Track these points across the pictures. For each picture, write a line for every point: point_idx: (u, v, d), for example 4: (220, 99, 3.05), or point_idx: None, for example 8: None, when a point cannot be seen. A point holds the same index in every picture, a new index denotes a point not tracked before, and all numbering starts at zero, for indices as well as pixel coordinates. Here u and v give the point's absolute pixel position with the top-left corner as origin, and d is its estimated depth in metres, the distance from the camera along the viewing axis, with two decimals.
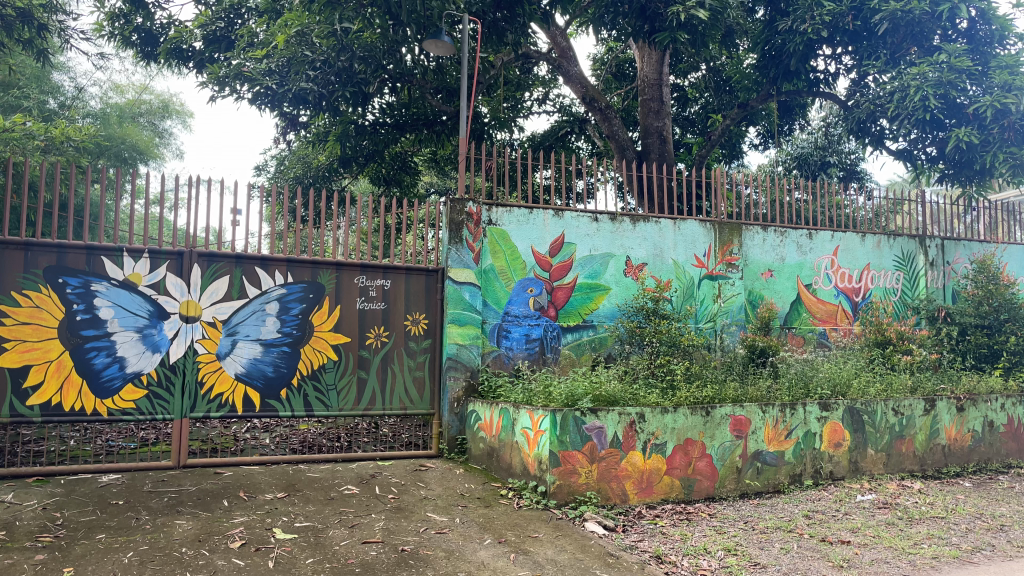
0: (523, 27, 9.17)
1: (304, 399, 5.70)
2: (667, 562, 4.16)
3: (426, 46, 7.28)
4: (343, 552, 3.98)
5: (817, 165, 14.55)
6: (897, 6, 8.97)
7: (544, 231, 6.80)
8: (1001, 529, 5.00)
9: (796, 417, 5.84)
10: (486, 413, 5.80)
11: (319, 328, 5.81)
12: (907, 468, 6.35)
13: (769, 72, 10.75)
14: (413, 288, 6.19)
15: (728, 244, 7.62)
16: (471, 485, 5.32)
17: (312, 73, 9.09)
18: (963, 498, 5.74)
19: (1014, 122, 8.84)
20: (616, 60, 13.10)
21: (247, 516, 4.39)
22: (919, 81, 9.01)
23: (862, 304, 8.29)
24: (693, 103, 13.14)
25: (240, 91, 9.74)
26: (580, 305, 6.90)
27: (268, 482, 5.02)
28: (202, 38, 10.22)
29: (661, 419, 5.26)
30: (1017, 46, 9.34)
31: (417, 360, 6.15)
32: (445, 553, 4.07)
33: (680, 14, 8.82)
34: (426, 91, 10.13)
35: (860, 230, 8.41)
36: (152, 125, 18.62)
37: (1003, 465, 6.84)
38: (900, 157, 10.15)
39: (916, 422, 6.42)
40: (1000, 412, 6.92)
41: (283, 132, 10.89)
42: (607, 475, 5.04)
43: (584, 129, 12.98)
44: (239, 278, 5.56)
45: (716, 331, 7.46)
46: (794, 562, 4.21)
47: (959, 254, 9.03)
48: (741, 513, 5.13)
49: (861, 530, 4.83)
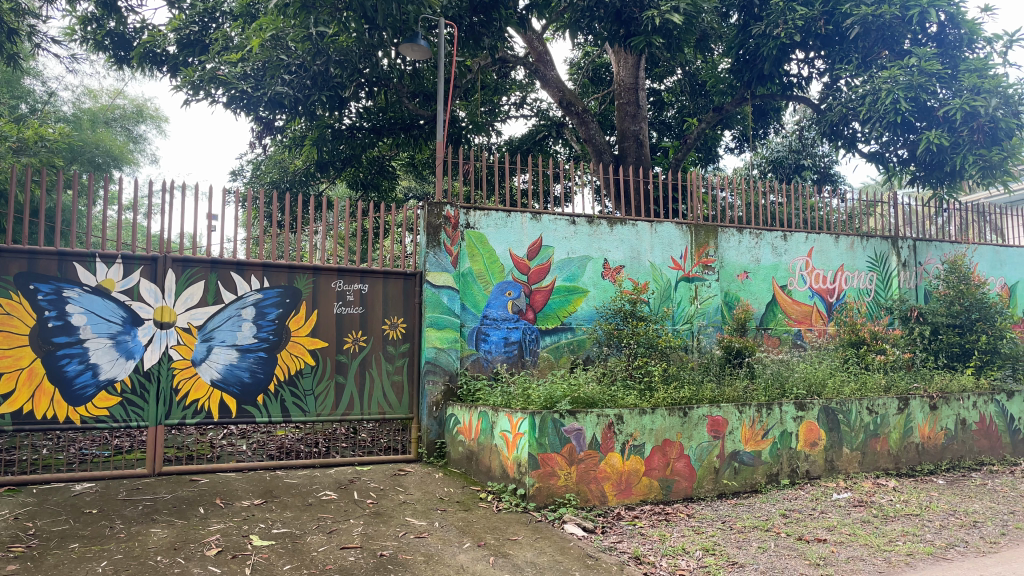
0: (499, 32, 9.21)
1: (281, 405, 5.66)
2: (646, 563, 4.17)
3: (402, 50, 7.27)
4: (321, 559, 3.95)
5: (791, 168, 14.76)
6: (869, 11, 9.13)
7: (522, 233, 6.81)
8: (974, 525, 5.08)
9: (772, 417, 5.89)
10: (465, 417, 5.79)
11: (296, 333, 5.78)
12: (882, 466, 6.42)
13: (743, 76, 10.91)
14: (391, 292, 6.18)
15: (704, 245, 7.68)
16: (449, 490, 5.30)
17: (288, 77, 9.07)
18: (937, 495, 5.81)
19: (982, 124, 8.97)
20: (593, 64, 13.18)
21: (224, 524, 4.35)
22: (890, 85, 9.16)
23: (837, 304, 8.40)
24: (669, 107, 13.24)
25: (215, 95, 9.65)
26: (559, 309, 6.92)
27: (246, 489, 4.97)
28: (176, 42, 10.12)
29: (638, 420, 5.29)
30: (985, 50, 9.48)
31: (395, 364, 6.13)
32: (424, 557, 4.06)
33: (655, 19, 8.89)
34: (403, 95, 10.25)
35: (834, 232, 8.52)
36: (127, 130, 18.52)
37: (976, 463, 6.93)
38: (872, 159, 10.28)
39: (889, 421, 6.50)
40: (972, 410, 7.01)
41: (259, 136, 10.80)
42: (586, 477, 5.05)
43: (561, 133, 13.04)
44: (214, 283, 5.50)
45: (693, 333, 7.52)
46: (771, 561, 4.24)
47: (931, 254, 9.17)
48: (718, 513, 5.16)
49: (837, 528, 4.88)
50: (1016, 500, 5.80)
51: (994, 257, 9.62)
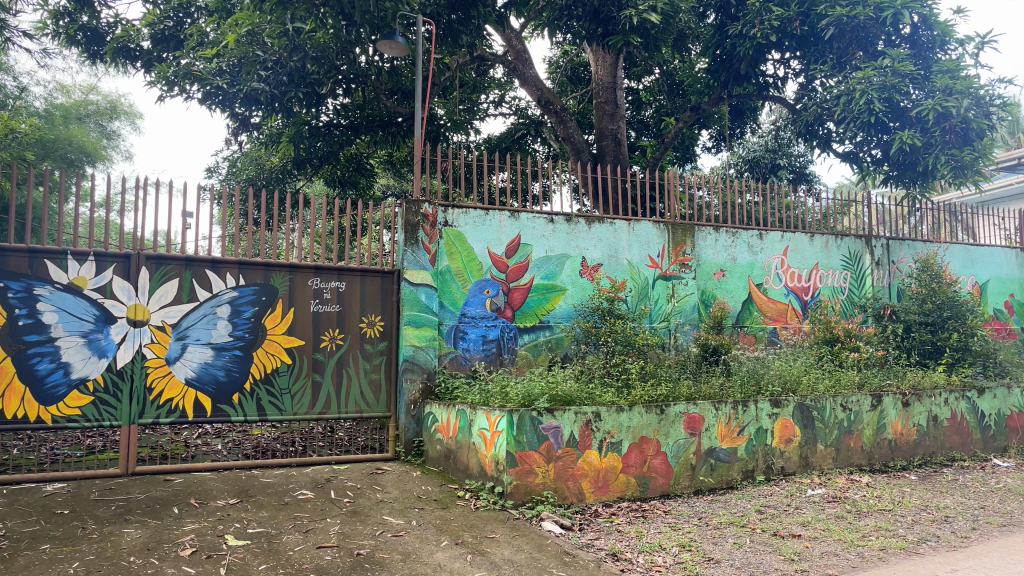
0: (478, 30, 9.20)
1: (256, 404, 5.61)
2: (623, 560, 4.19)
3: (379, 46, 7.20)
4: (297, 559, 3.92)
5: (767, 168, 14.90)
6: (843, 12, 9.24)
7: (499, 231, 6.81)
8: (945, 520, 5.15)
9: (747, 414, 5.94)
10: (443, 416, 5.78)
11: (272, 332, 5.73)
12: (855, 462, 6.50)
13: (719, 76, 10.99)
14: (368, 290, 6.15)
15: (681, 244, 7.72)
16: (427, 488, 5.29)
17: (264, 73, 8.99)
18: (910, 491, 5.90)
19: (954, 125, 9.10)
20: (571, 63, 13.21)
21: (198, 523, 4.31)
22: (864, 85, 9.26)
23: (811, 303, 8.48)
24: (647, 106, 13.29)
25: (190, 91, 9.53)
26: (537, 306, 6.92)
27: (221, 489, 4.93)
28: (150, 38, 10.00)
29: (616, 418, 5.31)
30: (957, 52, 9.62)
31: (373, 362, 6.11)
32: (402, 556, 4.05)
33: (632, 18, 8.92)
34: (381, 92, 10.20)
35: (809, 231, 8.60)
36: (100, 126, 18.30)
37: (947, 459, 7.03)
38: (846, 159, 10.39)
39: (863, 417, 6.58)
40: (944, 407, 7.11)
41: (235, 133, 10.67)
42: (564, 475, 5.06)
43: (540, 132, 13.06)
44: (188, 281, 5.44)
45: (670, 331, 7.56)
46: (746, 557, 4.28)
47: (904, 253, 9.29)
48: (695, 509, 5.19)
49: (811, 524, 4.93)
50: (985, 494, 5.89)
51: (965, 256, 9.79)
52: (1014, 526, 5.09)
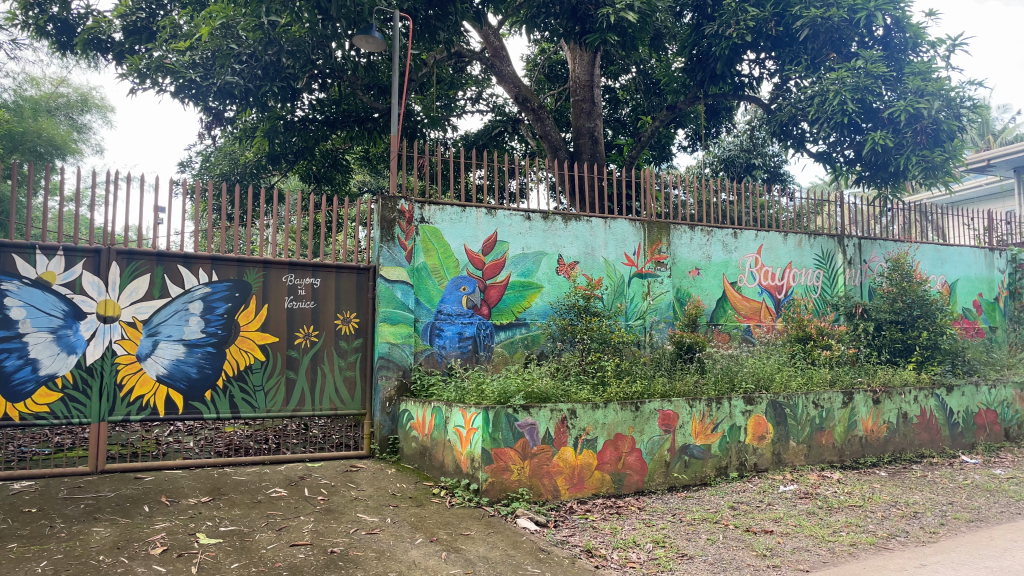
0: (455, 26, 9.15)
1: (229, 400, 5.56)
2: (597, 556, 4.21)
3: (355, 41, 7.11)
4: (270, 556, 3.89)
5: (742, 167, 15.03)
6: (817, 13, 9.32)
7: (476, 229, 6.79)
8: (914, 516, 5.23)
9: (721, 411, 6.00)
10: (418, 413, 5.76)
11: (245, 328, 5.67)
12: (827, 459, 6.58)
13: (695, 75, 11.06)
14: (344, 286, 6.11)
15: (657, 242, 7.75)
16: (402, 485, 5.28)
17: (238, 67, 8.77)
18: (879, 487, 5.98)
19: (925, 126, 9.24)
20: (548, 61, 13.22)
21: (169, 522, 4.26)
22: (838, 86, 9.37)
23: (785, 300, 8.57)
24: (624, 105, 13.33)
25: (162, 84, 9.40)
26: (513, 304, 6.92)
27: (192, 487, 4.88)
28: (122, 30, 9.83)
29: (592, 415, 5.32)
30: (929, 53, 9.75)
31: (348, 360, 6.07)
32: (376, 554, 4.03)
33: (610, 16, 8.94)
34: (357, 88, 10.14)
35: (783, 230, 8.69)
36: (71, 119, 18.01)
37: (916, 455, 7.12)
38: (819, 159, 10.51)
39: (834, 414, 6.66)
40: (913, 404, 7.20)
41: (208, 127, 10.55)
42: (539, 472, 5.07)
43: (517, 129, 13.06)
44: (160, 276, 5.37)
45: (645, 328, 7.59)
46: (719, 553, 4.31)
47: (875, 253, 9.42)
48: (669, 505, 5.22)
49: (783, 520, 4.98)
50: (953, 490, 5.99)
51: (935, 256, 9.96)
52: (981, 520, 5.18)
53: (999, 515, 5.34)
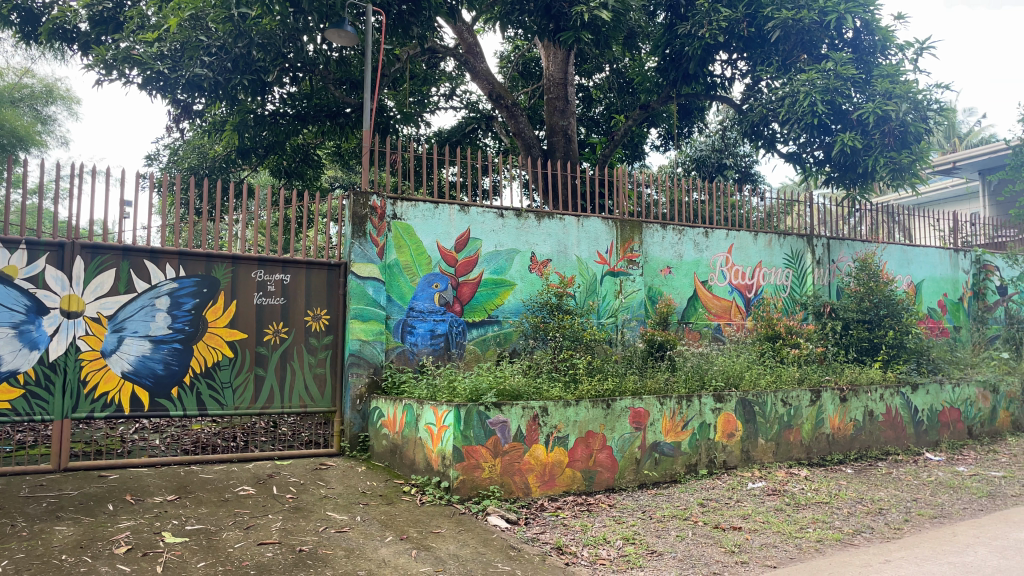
0: (429, 21, 9.08)
1: (196, 398, 5.48)
2: (567, 553, 4.21)
3: (328, 35, 7.05)
4: (237, 555, 3.84)
5: (713, 167, 15.15)
6: (789, 15, 9.41)
7: (449, 225, 6.76)
8: (879, 512, 5.31)
9: (691, 409, 6.04)
10: (389, 410, 5.72)
11: (213, 324, 5.59)
12: (794, 456, 6.65)
13: (668, 75, 11.13)
14: (314, 283, 6.05)
15: (629, 241, 7.78)
16: (372, 483, 5.24)
17: (207, 59, 8.71)
18: (846, 483, 6.07)
19: (893, 128, 9.37)
20: (522, 58, 13.21)
21: (134, 520, 4.19)
22: (808, 87, 9.48)
23: (755, 299, 8.66)
24: (597, 103, 13.35)
25: (129, 76, 9.23)
26: (485, 301, 6.91)
27: (158, 485, 4.80)
28: (88, 19, 9.62)
29: (563, 412, 5.33)
30: (897, 56, 9.90)
31: (318, 357, 6.01)
32: (345, 552, 4.00)
33: (584, 14, 8.95)
34: (329, 82, 10.06)
35: (753, 230, 8.77)
36: (34, 109, 17.67)
37: (882, 452, 7.23)
38: (790, 160, 10.62)
39: (803, 412, 6.73)
40: (879, 402, 7.30)
41: (177, 120, 10.38)
42: (510, 469, 5.07)
43: (491, 126, 13.04)
44: (126, 271, 5.27)
45: (617, 326, 7.61)
46: (688, 549, 4.34)
47: (843, 253, 9.55)
48: (639, 503, 5.25)
49: (751, 516, 5.03)
50: (917, 487, 6.09)
51: (901, 256, 10.14)
52: (944, 517, 5.27)
53: (961, 511, 5.44)
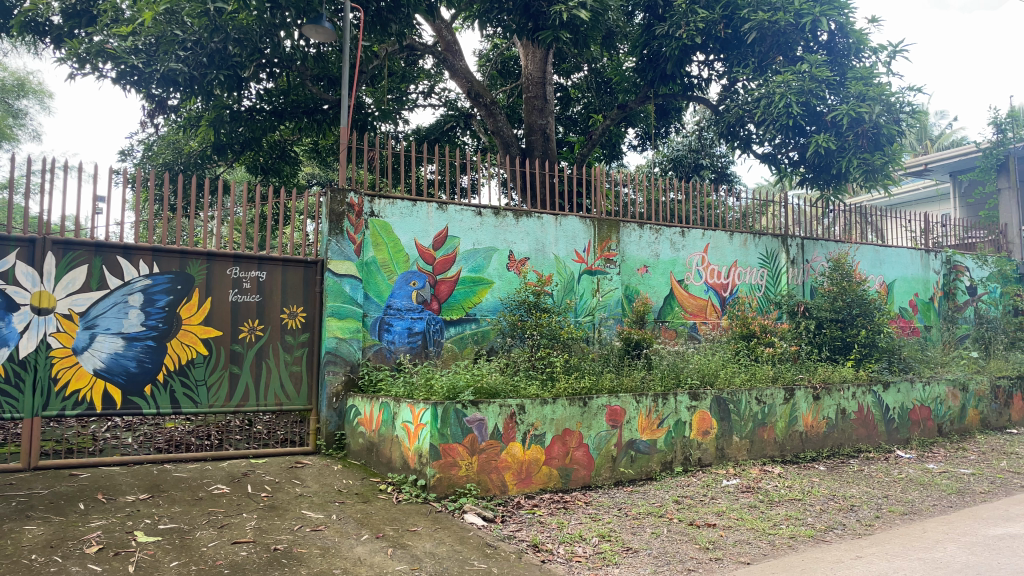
0: (407, 18, 9.04)
1: (170, 396, 5.42)
2: (543, 550, 4.23)
3: (305, 31, 7.01)
4: (211, 554, 3.81)
5: (690, 167, 15.26)
6: (765, 17, 9.50)
7: (427, 223, 6.75)
8: (851, 509, 5.39)
9: (667, 407, 6.08)
10: (366, 408, 5.70)
11: (188, 321, 5.54)
12: (768, 454, 6.73)
13: (646, 75, 11.19)
14: (290, 280, 6.01)
15: (607, 240, 7.82)
16: (348, 482, 5.22)
17: (182, 54, 8.62)
18: (818, 481, 6.14)
19: (866, 130, 9.48)
20: (501, 57, 13.22)
21: (106, 520, 4.14)
22: (784, 89, 9.57)
23: (730, 299, 8.73)
24: (576, 103, 13.37)
25: (103, 70, 9.10)
26: (463, 299, 6.91)
27: (130, 484, 4.75)
28: (61, 12, 9.44)
29: (540, 410, 5.35)
30: (871, 59, 10.02)
31: (294, 355, 5.97)
32: (321, 551, 3.98)
33: (562, 14, 8.97)
34: (307, 78, 10.00)
35: (728, 230, 8.85)
36: (4, 103, 17.38)
37: (854, 450, 7.32)
38: (765, 160, 10.72)
39: (776, 410, 6.80)
40: (851, 401, 7.40)
41: (151, 115, 10.25)
42: (487, 467, 5.08)
43: (469, 124, 13.02)
44: (98, 268, 5.21)
45: (594, 324, 7.64)
46: (663, 546, 4.38)
47: (817, 253, 9.67)
48: (615, 500, 5.28)
49: (725, 513, 5.08)
50: (888, 484, 6.18)
51: (873, 256, 10.28)
52: (914, 513, 5.36)
53: (931, 508, 5.53)
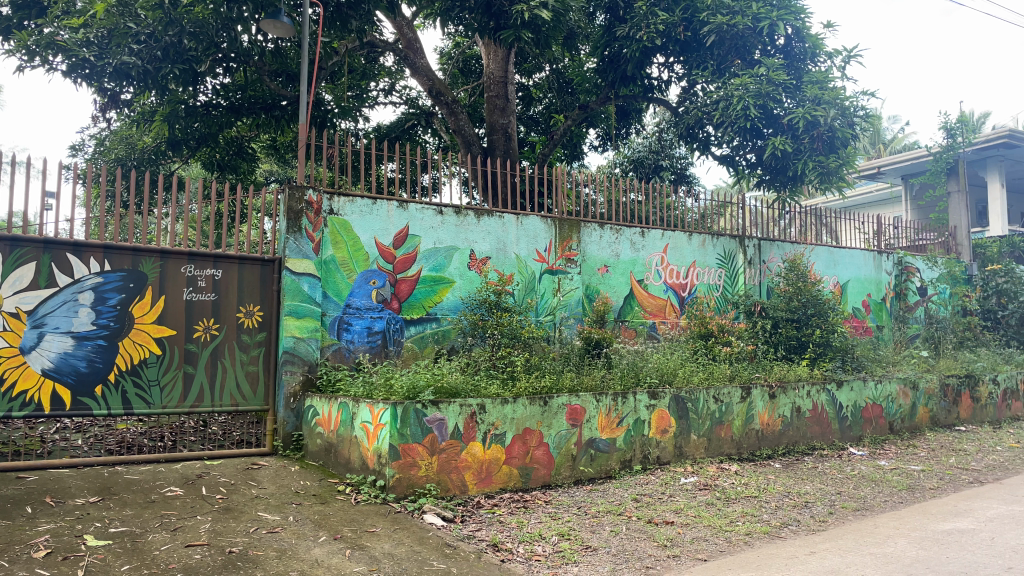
0: (368, 15, 8.95)
1: (122, 396, 5.30)
2: (503, 550, 4.22)
3: (263, 25, 6.91)
4: (163, 558, 3.73)
5: (650, 168, 15.41)
6: (724, 20, 9.63)
7: (387, 222, 6.70)
8: (805, 505, 5.48)
9: (626, 406, 6.13)
10: (324, 408, 5.64)
11: (140, 320, 5.41)
12: (725, 451, 6.81)
13: (607, 76, 11.26)
14: (247, 278, 5.90)
15: (568, 239, 7.85)
16: (306, 483, 5.15)
17: (135, 47, 8.47)
18: (774, 478, 6.24)
19: (822, 133, 9.67)
20: (462, 55, 13.19)
21: (54, 523, 4.03)
22: (742, 92, 9.71)
23: (688, 299, 8.83)
24: (537, 103, 13.39)
25: (52, 63, 8.84)
26: (424, 298, 6.87)
27: (80, 486, 4.63)
28: (9, 3, 9.12)
29: (500, 410, 5.35)
30: (826, 64, 10.22)
31: (250, 354, 5.87)
32: (277, 553, 3.93)
33: (524, 13, 8.99)
34: (265, 74, 9.86)
35: (687, 230, 8.94)
36: None
37: (808, 447, 7.46)
38: (723, 162, 10.86)
39: (733, 409, 6.90)
40: (806, 399, 7.53)
41: (103, 109, 10.00)
42: (447, 467, 5.05)
43: (430, 123, 12.97)
44: (47, 265, 5.07)
45: (555, 324, 7.67)
46: (622, 544, 4.40)
47: (773, 253, 9.83)
48: (574, 498, 5.31)
49: (683, 511, 5.13)
50: (841, 481, 6.31)
51: (828, 257, 10.49)
52: (866, 509, 5.48)
53: (882, 504, 5.66)
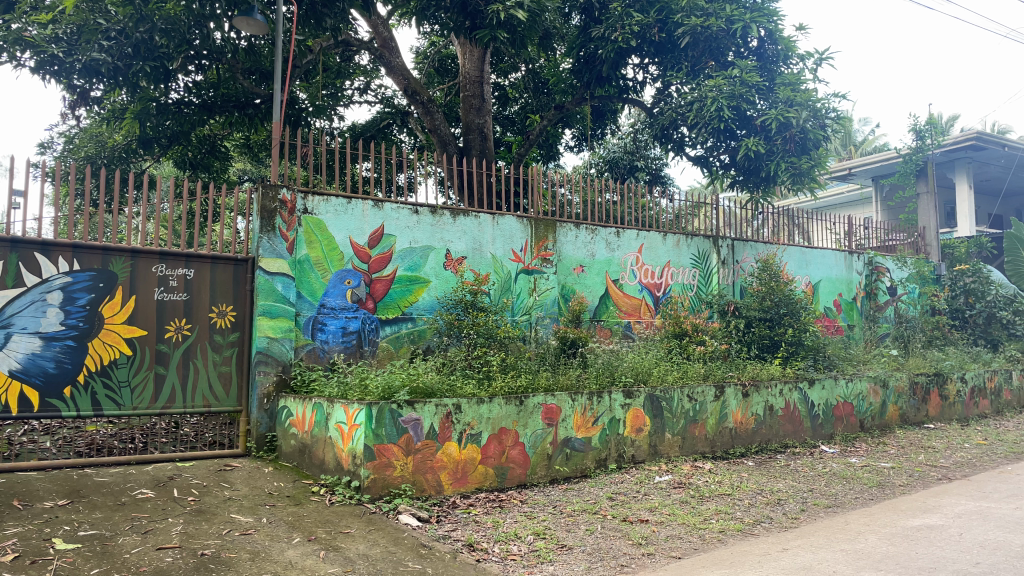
0: (342, 13, 8.89)
1: (91, 397, 5.22)
2: (478, 550, 4.22)
3: (236, 23, 6.85)
4: (134, 561, 3.68)
5: (626, 168, 15.49)
6: (698, 22, 9.71)
7: (362, 221, 6.67)
8: (778, 503, 5.54)
9: (602, 405, 6.15)
10: (298, 409, 5.60)
11: (110, 321, 5.34)
12: (699, 450, 6.86)
13: (583, 76, 11.30)
14: (219, 278, 5.84)
15: (543, 239, 7.86)
16: (279, 484, 5.11)
17: (105, 44, 8.35)
18: (747, 476, 6.30)
19: (794, 134, 9.78)
20: (438, 55, 13.16)
21: (21, 527, 3.96)
22: (715, 93, 9.78)
23: (663, 298, 8.89)
24: (513, 103, 13.41)
25: (20, 58, 8.68)
26: (399, 298, 6.85)
27: (48, 489, 4.55)
28: None
29: (476, 409, 5.35)
30: (799, 66, 10.33)
31: (223, 355, 5.82)
32: (250, 555, 3.89)
33: (500, 13, 8.98)
34: (238, 71, 9.77)
35: (662, 230, 9.00)
36: None
37: (781, 445, 7.53)
38: (697, 163, 10.95)
39: (707, 407, 6.95)
40: (778, 397, 7.61)
41: (72, 106, 9.83)
42: (422, 467, 5.04)
43: (405, 122, 12.93)
44: (14, 264, 4.99)
45: (531, 323, 7.68)
46: (597, 543, 4.42)
47: (746, 253, 9.92)
48: (550, 498, 5.32)
49: (658, 509, 5.16)
50: (813, 478, 6.38)
51: (800, 257, 10.61)
52: (837, 506, 5.55)
53: (853, 501, 5.73)
